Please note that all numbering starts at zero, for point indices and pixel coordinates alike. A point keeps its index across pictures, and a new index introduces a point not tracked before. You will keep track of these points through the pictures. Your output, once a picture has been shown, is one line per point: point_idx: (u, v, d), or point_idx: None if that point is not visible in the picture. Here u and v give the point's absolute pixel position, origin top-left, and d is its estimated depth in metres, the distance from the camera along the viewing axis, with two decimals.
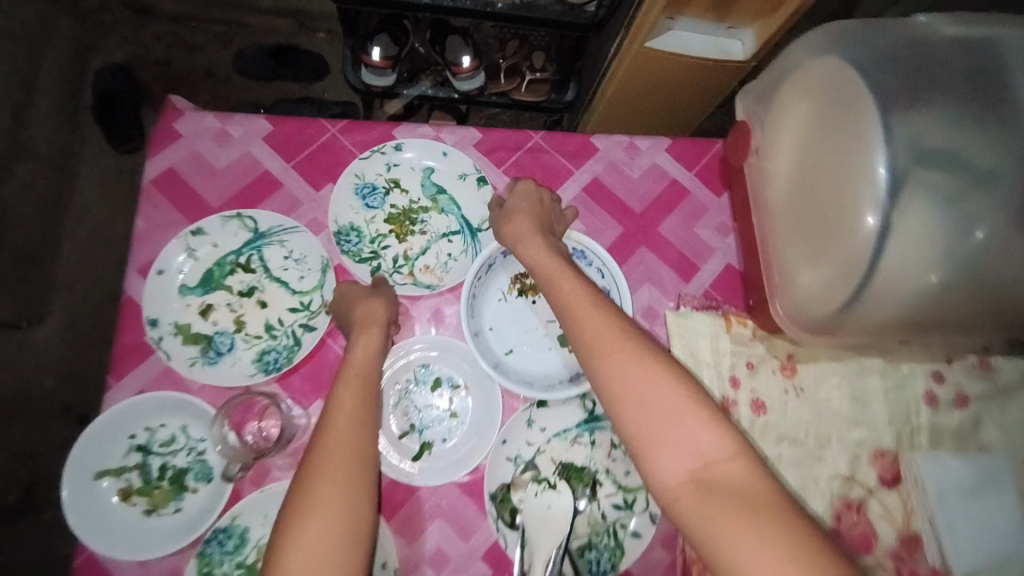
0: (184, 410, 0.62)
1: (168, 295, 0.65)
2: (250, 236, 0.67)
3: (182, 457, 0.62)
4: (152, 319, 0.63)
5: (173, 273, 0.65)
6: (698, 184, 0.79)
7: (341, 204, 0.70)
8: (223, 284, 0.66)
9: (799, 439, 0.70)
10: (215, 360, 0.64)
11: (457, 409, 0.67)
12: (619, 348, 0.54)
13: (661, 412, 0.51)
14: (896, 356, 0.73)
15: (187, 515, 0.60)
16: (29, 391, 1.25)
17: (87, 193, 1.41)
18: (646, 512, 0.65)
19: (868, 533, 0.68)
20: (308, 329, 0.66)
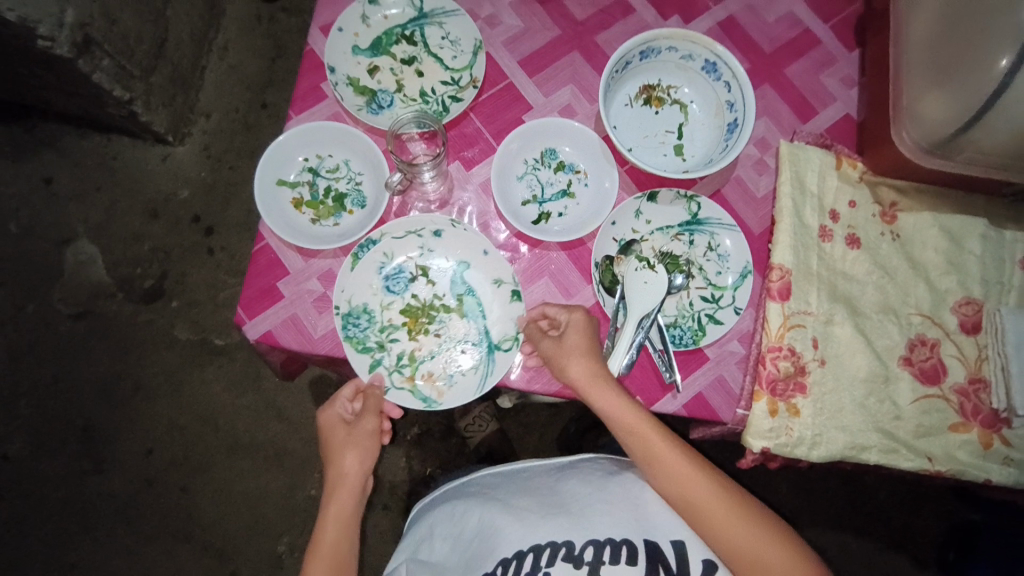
0: (350, 147, 0.73)
1: (344, 51, 0.74)
2: (416, 15, 0.76)
3: (343, 184, 0.72)
4: (331, 67, 0.73)
5: (349, 34, 0.75)
6: (831, 37, 0.81)
7: (362, 281, 0.69)
8: (389, 51, 0.76)
9: (888, 276, 0.74)
10: (377, 112, 0.74)
11: (575, 191, 0.75)
12: (711, 502, 0.59)
13: (781, 574, 0.56)
14: (1000, 222, 0.76)
15: (343, 229, 0.71)
16: (170, 199, 1.44)
17: (231, 31, 1.53)
18: (730, 307, 0.72)
19: (938, 367, 0.73)
20: (456, 99, 0.74)
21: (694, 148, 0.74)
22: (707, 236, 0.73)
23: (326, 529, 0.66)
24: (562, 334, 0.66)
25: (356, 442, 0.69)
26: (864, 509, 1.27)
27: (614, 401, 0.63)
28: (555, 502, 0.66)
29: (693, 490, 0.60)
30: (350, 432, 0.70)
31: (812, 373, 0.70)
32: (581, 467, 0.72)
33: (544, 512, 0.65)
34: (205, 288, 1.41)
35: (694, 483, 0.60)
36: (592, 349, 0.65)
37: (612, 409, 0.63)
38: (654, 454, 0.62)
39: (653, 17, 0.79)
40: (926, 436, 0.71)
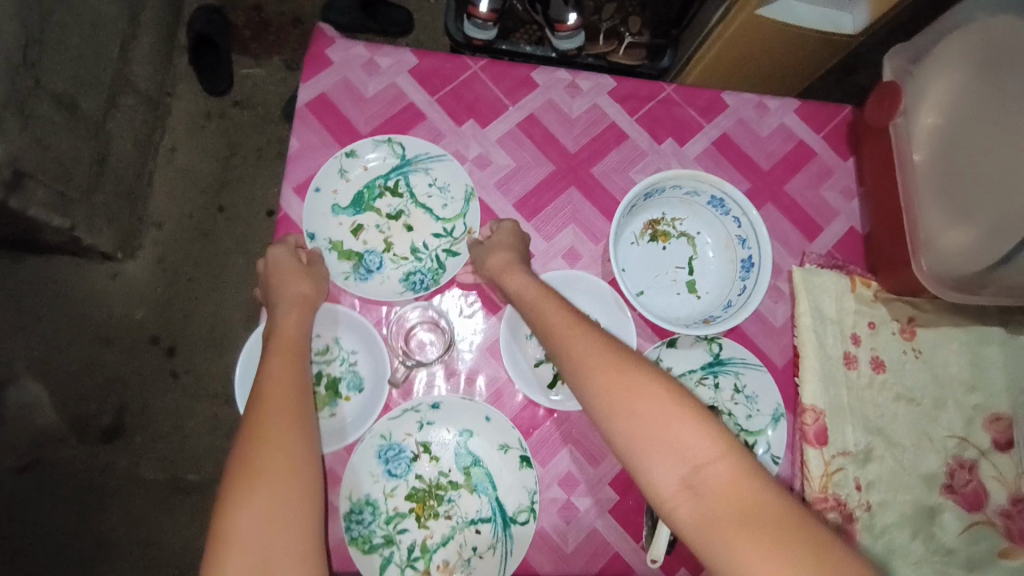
0: (339, 323, 0.64)
1: (323, 212, 0.67)
2: (398, 161, 0.69)
3: (335, 367, 0.63)
4: (310, 233, 0.66)
5: (328, 192, 0.68)
6: (825, 147, 0.79)
7: (359, 471, 0.59)
8: (373, 206, 0.69)
9: (916, 398, 0.71)
10: (366, 278, 0.67)
11: None
12: (592, 353, 0.50)
13: (644, 413, 0.45)
14: (1014, 327, 0.74)
15: (341, 419, 0.62)
16: (124, 322, 1.31)
17: (179, 130, 1.42)
18: (768, 456, 0.67)
19: (979, 491, 0.70)
20: (453, 255, 0.68)
21: (707, 285, 0.70)
22: (733, 377, 0.69)
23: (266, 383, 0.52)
24: (489, 237, 0.66)
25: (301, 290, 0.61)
26: None
27: (520, 281, 0.60)
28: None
29: (570, 342, 0.51)
30: (292, 278, 0.61)
31: (860, 519, 0.66)
32: None
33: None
34: (170, 419, 1.28)
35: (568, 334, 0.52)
36: (515, 246, 0.65)
37: (517, 288, 0.60)
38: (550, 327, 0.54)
39: (647, 141, 0.76)
40: (980, 569, 0.68)
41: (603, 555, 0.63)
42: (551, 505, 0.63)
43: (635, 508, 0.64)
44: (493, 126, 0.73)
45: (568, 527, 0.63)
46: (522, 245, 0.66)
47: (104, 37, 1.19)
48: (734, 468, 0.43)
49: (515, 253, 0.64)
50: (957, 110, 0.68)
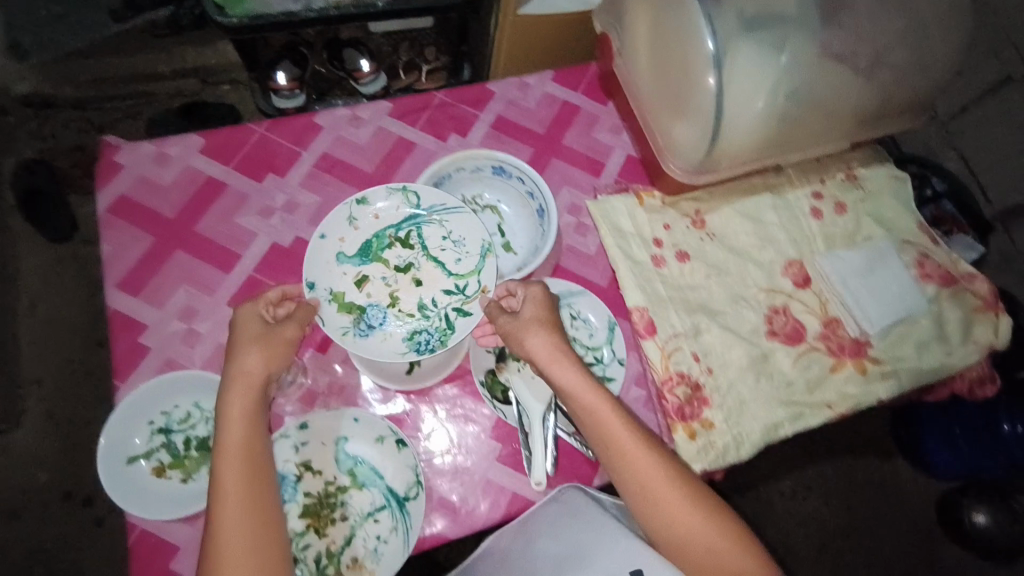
0: (191, 387, 0.67)
1: (327, 261, 0.71)
2: (412, 211, 0.74)
3: (202, 428, 0.67)
4: (311, 283, 0.69)
5: (333, 239, 0.72)
6: (586, 100, 0.92)
7: None
8: (381, 256, 0.73)
9: (723, 271, 0.83)
10: (366, 333, 0.69)
11: None
12: (647, 475, 0.62)
13: (710, 550, 0.59)
14: (780, 189, 0.88)
15: None
16: (27, 489, 1.25)
17: (35, 287, 1.39)
18: (614, 361, 0.76)
19: (797, 326, 0.82)
20: (463, 313, 0.69)
21: (520, 240, 0.80)
22: (567, 307, 0.77)
23: (228, 439, 0.59)
24: (522, 307, 0.68)
25: (263, 349, 0.63)
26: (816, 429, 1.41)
27: (570, 374, 0.65)
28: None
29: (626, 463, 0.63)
30: (255, 336, 0.63)
31: (706, 384, 0.76)
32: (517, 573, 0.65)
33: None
34: (107, 568, 1.22)
35: (647, 464, 0.62)
36: (552, 322, 0.67)
37: (567, 380, 0.64)
38: (619, 447, 0.63)
39: (434, 142, 0.86)
40: (818, 387, 0.79)
41: (502, 498, 0.69)
42: (442, 473, 0.69)
43: (519, 448, 0.71)
44: (292, 172, 0.80)
45: (463, 487, 0.69)
46: (553, 310, 0.68)
47: None
48: None
49: (551, 329, 0.67)
50: (653, 31, 0.78)
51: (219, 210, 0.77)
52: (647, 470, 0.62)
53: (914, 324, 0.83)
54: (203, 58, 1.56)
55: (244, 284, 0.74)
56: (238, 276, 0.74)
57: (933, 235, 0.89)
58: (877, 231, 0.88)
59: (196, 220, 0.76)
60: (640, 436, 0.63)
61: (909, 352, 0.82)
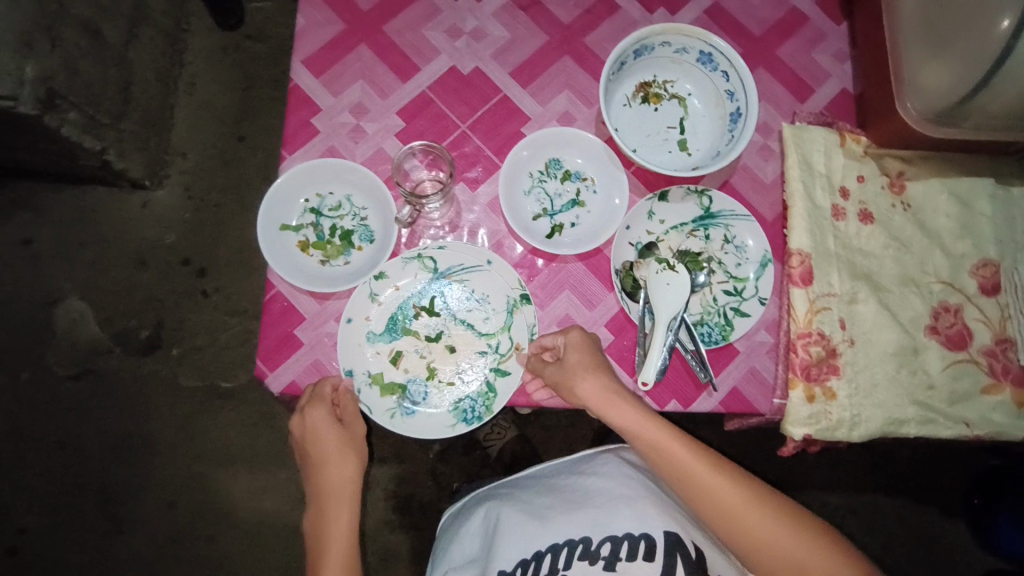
0: (349, 181, 0.71)
1: (357, 344, 0.66)
2: (431, 276, 0.68)
3: (348, 221, 0.71)
4: (349, 369, 0.65)
5: (360, 320, 0.67)
6: (818, 13, 0.80)
7: (365, 305, 0.67)
8: (410, 329, 0.67)
9: (904, 247, 0.74)
10: (412, 410, 0.65)
11: (584, 198, 0.73)
12: (745, 514, 0.59)
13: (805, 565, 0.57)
14: (1006, 179, 0.76)
15: (355, 266, 0.70)
16: (156, 245, 1.39)
17: (197, 65, 1.46)
18: (755, 298, 0.71)
19: (963, 332, 0.73)
20: (503, 373, 0.67)
21: (698, 143, 0.74)
22: (723, 229, 0.72)
23: (332, 542, 0.65)
24: (563, 357, 0.65)
25: (347, 452, 0.67)
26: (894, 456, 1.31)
27: (628, 414, 0.62)
28: (583, 493, 0.71)
29: (716, 500, 0.59)
30: (340, 443, 0.66)
31: (843, 353, 0.70)
32: (583, 467, 0.75)
33: (570, 510, 0.69)
34: (205, 334, 1.36)
35: (719, 486, 0.59)
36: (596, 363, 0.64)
37: (627, 422, 0.62)
38: (687, 474, 0.60)
39: (638, 11, 0.78)
40: (960, 402, 0.71)
41: None
42: None
43: (630, 345, 0.70)
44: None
45: None
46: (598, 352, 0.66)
47: None
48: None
49: (601, 371, 0.64)
50: None
51: (408, 18, 0.75)
52: (722, 492, 0.59)
53: None
54: None
55: (414, 99, 0.74)
56: (413, 89, 0.74)
57: None
58: None
59: (386, 21, 0.75)
60: (704, 459, 0.61)
61: None
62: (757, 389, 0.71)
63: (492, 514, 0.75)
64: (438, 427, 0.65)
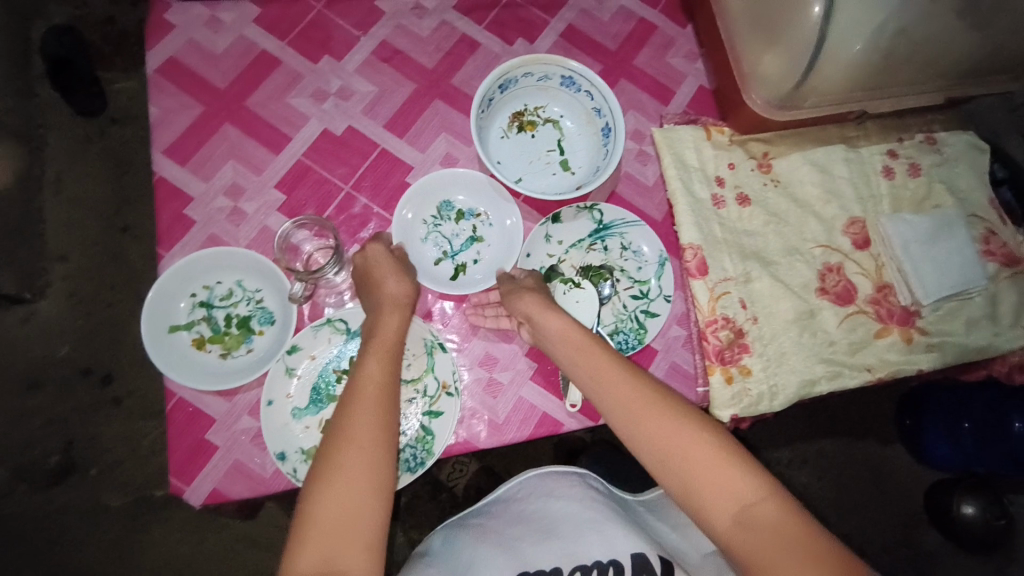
0: (239, 267, 0.68)
1: (284, 424, 0.63)
2: (346, 337, 0.66)
3: (243, 306, 0.68)
4: (280, 453, 0.62)
5: (282, 400, 0.64)
6: (664, 19, 0.85)
7: (278, 391, 0.64)
8: (335, 395, 0.65)
9: (783, 221, 0.80)
10: None
11: (482, 233, 0.74)
12: (626, 392, 0.57)
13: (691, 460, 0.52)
14: (854, 142, 0.84)
15: (258, 352, 0.67)
16: (50, 360, 1.28)
17: (61, 159, 1.36)
18: (660, 297, 0.74)
19: (848, 287, 0.79)
20: (436, 415, 0.65)
21: (579, 160, 0.76)
22: (618, 237, 0.75)
23: (360, 381, 0.56)
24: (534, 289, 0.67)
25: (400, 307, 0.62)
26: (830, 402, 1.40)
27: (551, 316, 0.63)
28: (551, 521, 0.70)
29: (612, 388, 0.57)
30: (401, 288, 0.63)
31: (749, 331, 0.75)
32: (552, 487, 0.75)
33: (541, 539, 0.68)
34: (124, 444, 1.25)
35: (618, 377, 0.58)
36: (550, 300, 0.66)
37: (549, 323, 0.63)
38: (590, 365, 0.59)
39: (499, 45, 0.80)
40: (859, 352, 0.77)
41: (532, 417, 0.69)
42: (476, 384, 0.69)
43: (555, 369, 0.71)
44: (349, 57, 0.76)
45: (496, 400, 0.69)
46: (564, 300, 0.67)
47: None
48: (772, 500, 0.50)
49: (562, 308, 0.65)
50: None
51: (269, 88, 0.74)
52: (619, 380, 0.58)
53: (970, 302, 0.80)
54: None
55: (291, 169, 0.72)
56: (287, 158, 0.72)
57: (1003, 213, 0.84)
58: (950, 201, 0.83)
59: (246, 96, 0.73)
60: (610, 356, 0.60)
61: (960, 327, 0.79)
62: (681, 383, 0.74)
63: (456, 545, 0.71)
64: None
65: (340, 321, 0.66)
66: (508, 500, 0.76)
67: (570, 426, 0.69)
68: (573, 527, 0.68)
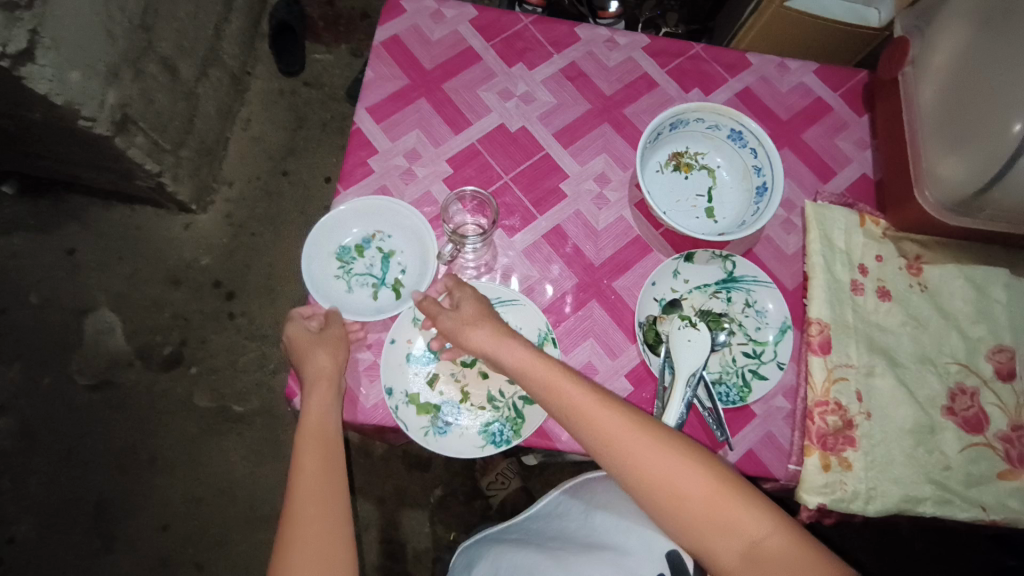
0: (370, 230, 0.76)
1: (398, 365, 0.68)
2: None
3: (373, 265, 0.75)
4: (388, 388, 0.67)
5: (402, 342, 0.69)
6: (841, 104, 0.87)
7: (402, 334, 0.69)
8: (447, 354, 0.70)
9: (921, 326, 0.76)
10: (445, 431, 0.66)
11: (391, 248, 0.76)
12: (620, 431, 0.58)
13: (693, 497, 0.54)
14: (1020, 270, 0.79)
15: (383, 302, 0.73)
16: (192, 266, 1.45)
17: (254, 104, 1.58)
18: (773, 361, 0.73)
19: (980, 415, 0.74)
20: (530, 401, 0.68)
21: (724, 212, 0.79)
22: (744, 293, 0.76)
23: (307, 417, 0.62)
24: (460, 302, 0.68)
25: (323, 346, 0.65)
26: (909, 546, 1.26)
27: (517, 351, 0.63)
28: (596, 532, 0.69)
29: (603, 429, 0.58)
30: (311, 342, 0.66)
31: (860, 425, 0.71)
32: (594, 502, 0.74)
33: (582, 546, 0.67)
34: (224, 355, 1.39)
35: (605, 418, 0.59)
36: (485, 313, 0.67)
37: (515, 359, 0.63)
38: (579, 407, 0.59)
39: (675, 90, 0.85)
40: (977, 486, 0.71)
41: None
42: None
43: (650, 398, 0.72)
44: (539, 69, 0.84)
45: None
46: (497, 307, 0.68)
47: (204, 14, 1.35)
48: (777, 530, 0.52)
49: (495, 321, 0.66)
50: (962, 52, 0.73)
51: (465, 78, 0.83)
52: (608, 422, 0.58)
53: None
54: None
55: (464, 150, 0.80)
56: (463, 140, 0.80)
57: None
58: None
59: (445, 81, 0.83)
60: (592, 394, 0.60)
61: None
62: (772, 452, 0.72)
63: (500, 554, 0.73)
64: (463, 449, 0.65)
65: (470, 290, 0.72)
66: (558, 516, 0.77)
67: None
68: (610, 537, 0.67)
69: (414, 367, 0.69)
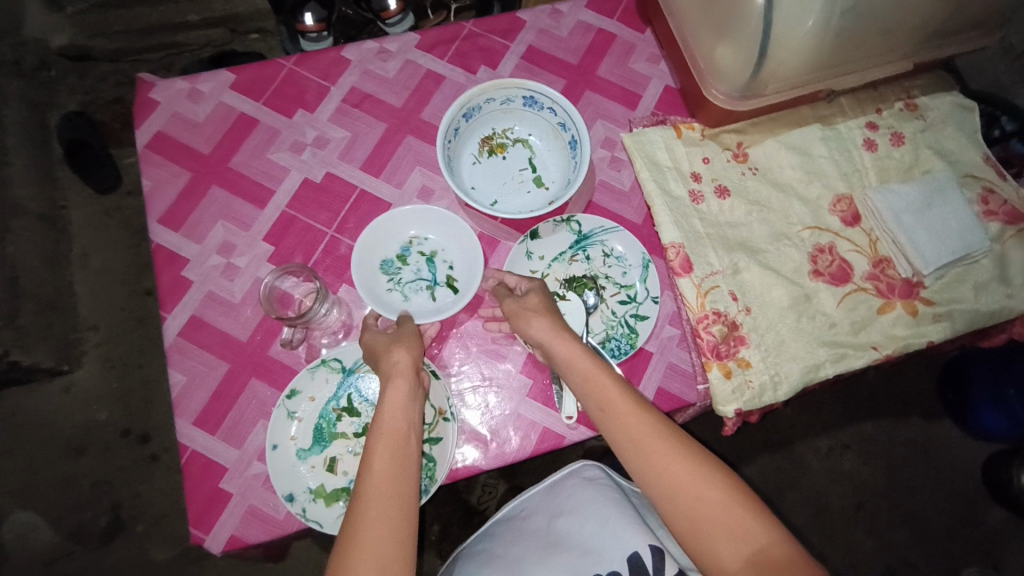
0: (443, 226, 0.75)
1: (290, 467, 0.65)
2: (341, 376, 0.68)
3: (425, 266, 0.75)
4: (288, 495, 0.64)
5: (286, 443, 0.66)
6: (622, 28, 0.87)
7: (281, 435, 0.66)
8: (337, 433, 0.67)
9: (766, 208, 0.79)
10: None
11: (431, 249, 0.75)
12: (647, 434, 0.58)
13: (708, 505, 0.54)
14: (831, 119, 0.83)
15: (446, 300, 0.74)
16: (89, 428, 1.34)
17: (82, 236, 1.44)
18: (648, 299, 0.74)
19: (843, 266, 0.78)
20: (435, 442, 0.66)
21: (551, 175, 0.78)
22: (600, 246, 0.76)
23: (383, 414, 0.59)
24: (526, 292, 0.69)
25: (400, 341, 0.64)
26: (863, 380, 1.35)
27: (567, 351, 0.64)
28: (561, 539, 0.68)
29: (634, 432, 0.59)
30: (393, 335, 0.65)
31: (743, 322, 0.74)
32: (556, 499, 0.74)
33: (544, 557, 0.67)
34: (163, 499, 1.31)
35: (640, 419, 0.59)
36: (552, 309, 0.68)
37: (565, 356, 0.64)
38: (615, 408, 0.60)
39: (463, 75, 0.83)
40: (864, 329, 0.75)
41: (532, 433, 0.70)
42: (473, 408, 0.71)
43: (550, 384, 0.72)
44: (321, 108, 0.80)
45: (495, 421, 0.70)
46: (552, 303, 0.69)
47: None
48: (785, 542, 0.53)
49: (551, 315, 0.66)
50: None
51: (250, 147, 0.78)
52: (641, 424, 0.59)
53: (975, 266, 0.77)
54: (229, 5, 1.48)
55: (277, 221, 0.76)
56: (272, 211, 0.76)
57: (1001, 169, 0.81)
58: (939, 164, 0.81)
59: (229, 158, 0.77)
60: (630, 399, 0.61)
61: (968, 293, 0.76)
62: (679, 383, 0.73)
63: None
64: None
65: (334, 361, 0.68)
66: (516, 519, 0.76)
67: (571, 439, 0.70)
68: (570, 541, 0.67)
69: (309, 461, 0.66)
